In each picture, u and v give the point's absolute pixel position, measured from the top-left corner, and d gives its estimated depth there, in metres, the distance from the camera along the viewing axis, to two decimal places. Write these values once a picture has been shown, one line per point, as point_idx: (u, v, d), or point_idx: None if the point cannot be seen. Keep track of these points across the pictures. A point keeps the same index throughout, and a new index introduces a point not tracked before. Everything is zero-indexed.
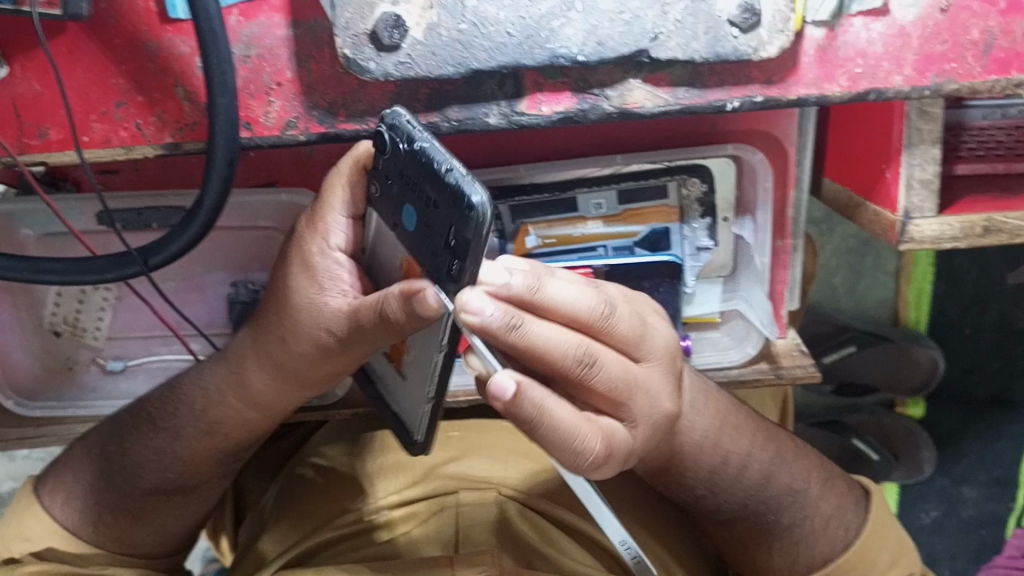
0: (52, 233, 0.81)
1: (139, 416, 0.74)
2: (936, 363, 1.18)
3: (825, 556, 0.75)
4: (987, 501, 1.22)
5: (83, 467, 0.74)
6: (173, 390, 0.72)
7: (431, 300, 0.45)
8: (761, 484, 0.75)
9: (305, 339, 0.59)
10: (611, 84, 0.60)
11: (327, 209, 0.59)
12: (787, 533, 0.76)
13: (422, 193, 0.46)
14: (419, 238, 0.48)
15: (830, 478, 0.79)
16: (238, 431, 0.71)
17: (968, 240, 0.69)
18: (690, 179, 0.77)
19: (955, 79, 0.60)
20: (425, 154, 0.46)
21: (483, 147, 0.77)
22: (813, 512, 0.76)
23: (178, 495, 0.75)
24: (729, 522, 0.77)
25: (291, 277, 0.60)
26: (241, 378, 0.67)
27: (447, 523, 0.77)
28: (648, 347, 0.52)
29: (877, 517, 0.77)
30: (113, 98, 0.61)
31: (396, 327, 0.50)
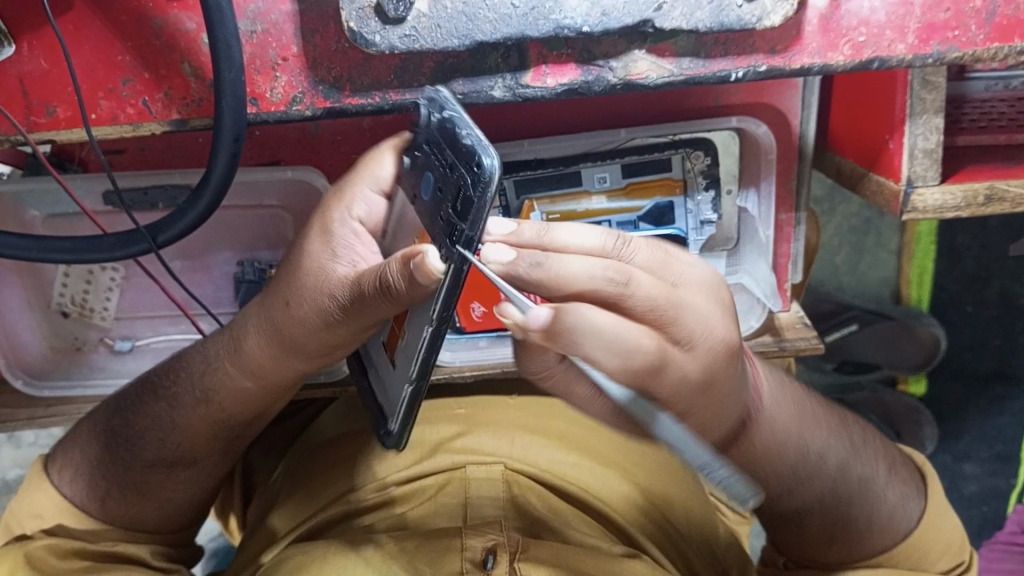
0: (59, 214, 0.82)
1: (144, 386, 0.75)
2: (938, 340, 1.17)
3: (884, 547, 0.74)
4: (988, 477, 1.24)
5: (88, 444, 0.75)
6: (179, 360, 0.74)
7: (428, 262, 0.44)
8: (835, 479, 0.73)
9: (308, 306, 0.59)
10: (615, 55, 0.60)
11: (358, 179, 0.62)
12: (857, 525, 0.73)
13: (444, 160, 0.49)
14: (432, 203, 0.50)
15: (894, 464, 0.77)
16: (233, 402, 0.71)
17: (971, 210, 0.69)
18: (694, 153, 0.78)
19: (957, 48, 0.60)
20: (452, 124, 0.49)
21: (489, 119, 0.78)
22: (880, 505, 0.73)
23: (180, 470, 0.75)
24: (800, 518, 0.73)
25: (307, 242, 0.62)
26: (243, 347, 0.67)
27: (457, 497, 0.77)
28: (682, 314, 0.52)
29: (936, 504, 0.76)
30: (120, 75, 0.62)
31: (395, 294, 0.49)
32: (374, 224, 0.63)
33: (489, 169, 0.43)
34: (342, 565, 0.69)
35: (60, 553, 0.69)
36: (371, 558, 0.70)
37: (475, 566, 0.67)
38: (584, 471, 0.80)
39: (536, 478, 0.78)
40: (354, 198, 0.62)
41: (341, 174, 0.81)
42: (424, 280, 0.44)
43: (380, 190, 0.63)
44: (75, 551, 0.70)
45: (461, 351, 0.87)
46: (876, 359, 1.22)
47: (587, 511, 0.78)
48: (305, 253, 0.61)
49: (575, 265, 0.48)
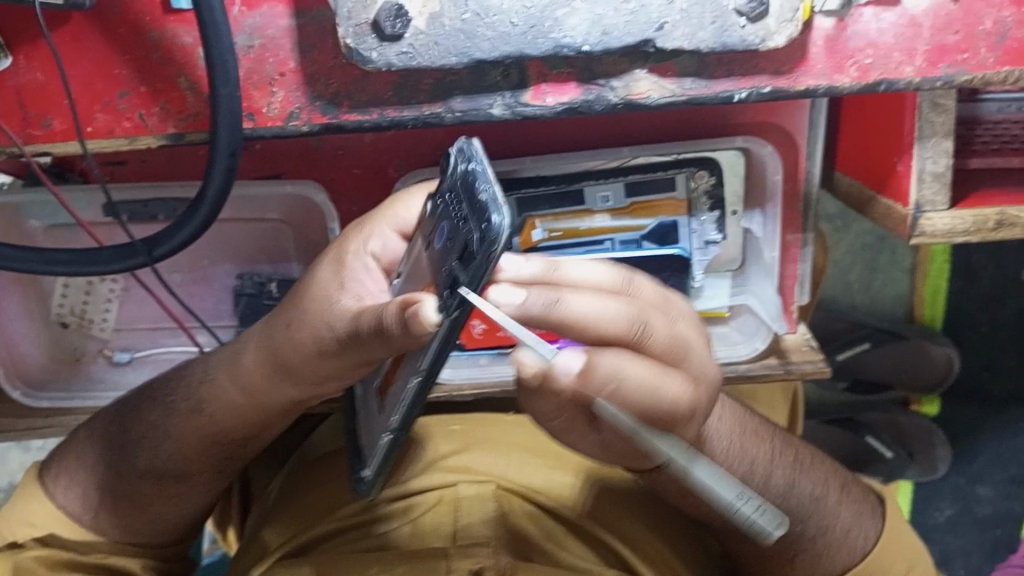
0: (60, 224, 0.81)
1: (144, 395, 0.75)
2: (951, 360, 1.16)
3: (845, 566, 0.70)
4: (1003, 500, 1.20)
5: (85, 450, 0.75)
6: (180, 371, 0.74)
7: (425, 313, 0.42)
8: (782, 496, 0.70)
9: (308, 332, 0.58)
10: (616, 75, 0.59)
11: (380, 217, 0.62)
12: (810, 542, 0.70)
13: (459, 211, 0.46)
14: (444, 255, 0.47)
15: (846, 484, 0.74)
16: (224, 416, 0.70)
17: (981, 235, 0.68)
18: (699, 171, 0.77)
19: (967, 71, 0.59)
20: (472, 173, 0.45)
21: (492, 136, 0.77)
22: (831, 521, 0.70)
23: (173, 483, 0.74)
24: (756, 541, 0.71)
25: (317, 270, 0.62)
26: (240, 361, 0.67)
27: (446, 516, 0.76)
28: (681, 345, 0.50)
29: (895, 523, 0.72)
30: (116, 88, 0.61)
31: (388, 337, 0.47)
32: (389, 260, 0.62)
33: (495, 232, 0.41)
34: None
35: (49, 564, 0.69)
36: None
37: None
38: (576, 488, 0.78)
39: (528, 498, 0.77)
40: (371, 233, 0.61)
41: (340, 189, 0.80)
42: (418, 328, 0.42)
43: (398, 230, 0.62)
44: (65, 563, 0.70)
45: (461, 369, 0.85)
46: (887, 379, 1.20)
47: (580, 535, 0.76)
48: (313, 278, 0.61)
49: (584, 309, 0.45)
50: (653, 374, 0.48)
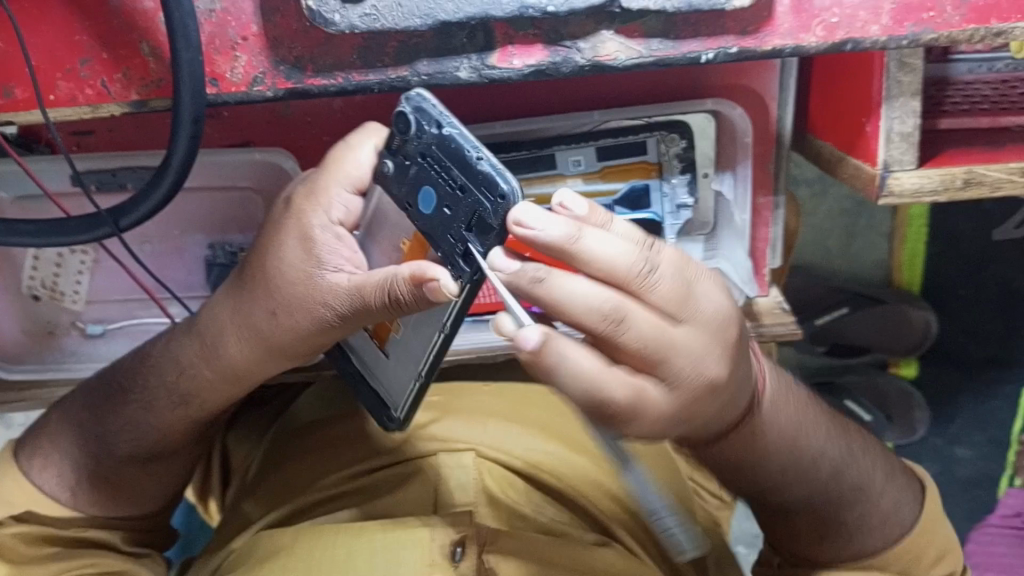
0: (27, 196, 0.80)
1: (110, 386, 0.71)
2: (930, 324, 1.18)
3: (874, 548, 0.71)
4: (982, 461, 1.20)
5: (60, 434, 0.72)
6: (143, 359, 0.70)
7: (442, 286, 0.45)
8: (833, 479, 0.69)
9: (300, 313, 0.57)
10: (583, 36, 0.59)
11: (332, 179, 0.56)
12: (848, 527, 0.71)
13: (443, 175, 0.49)
14: (432, 220, 0.49)
15: (892, 471, 0.73)
16: (212, 401, 0.69)
17: (949, 194, 0.68)
18: (670, 135, 0.77)
19: (933, 29, 0.59)
20: (454, 140, 0.48)
21: (462, 101, 0.76)
22: (873, 508, 0.71)
23: (154, 463, 0.73)
24: (790, 512, 0.70)
25: (280, 246, 0.57)
26: (215, 347, 0.64)
27: (424, 487, 0.75)
28: (693, 309, 0.45)
29: (933, 512, 0.73)
30: (78, 54, 0.60)
31: (402, 307, 0.49)
32: (353, 223, 0.58)
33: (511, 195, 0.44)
34: (297, 556, 0.70)
35: (30, 540, 0.69)
36: (337, 550, 0.69)
37: (444, 560, 0.66)
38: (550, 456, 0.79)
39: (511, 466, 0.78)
40: (330, 202, 0.56)
41: (311, 155, 0.80)
42: (435, 297, 0.46)
43: (356, 188, 0.57)
44: (46, 537, 0.70)
45: None
46: (869, 342, 1.21)
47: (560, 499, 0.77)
48: (279, 256, 0.57)
49: (575, 288, 0.42)
50: (602, 373, 0.43)
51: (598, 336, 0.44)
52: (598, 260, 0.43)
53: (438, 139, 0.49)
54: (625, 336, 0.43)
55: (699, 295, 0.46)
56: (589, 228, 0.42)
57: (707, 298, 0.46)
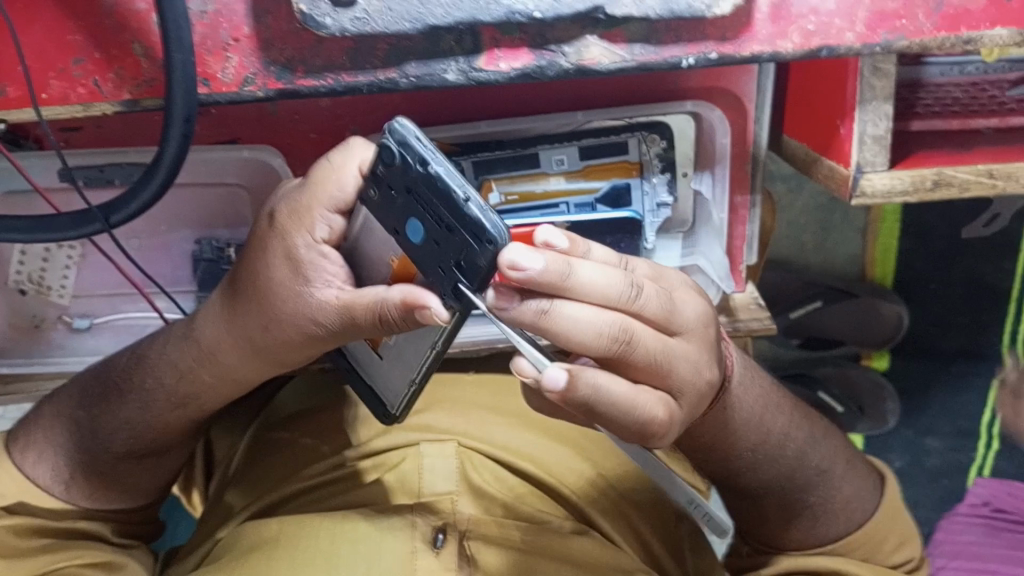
0: (15, 192, 0.80)
1: (107, 385, 0.72)
2: (901, 318, 1.20)
3: (838, 533, 0.74)
4: (951, 451, 1.25)
5: (55, 429, 0.73)
6: (140, 360, 0.71)
7: (432, 312, 0.47)
8: (796, 466, 0.71)
9: (289, 328, 0.58)
10: (568, 41, 0.61)
11: (314, 201, 0.56)
12: (811, 511, 0.73)
13: (431, 211, 0.48)
14: (424, 251, 0.49)
15: (852, 458, 0.76)
16: (211, 400, 0.70)
17: (919, 195, 0.71)
18: (650, 136, 0.79)
19: (904, 36, 0.61)
20: (439, 177, 0.47)
21: (446, 102, 0.79)
22: (835, 494, 0.73)
23: (151, 457, 0.74)
24: (758, 496, 0.73)
25: (267, 263, 0.58)
26: (213, 354, 0.65)
27: (406, 478, 0.77)
28: (679, 321, 0.52)
29: (892, 505, 0.75)
30: (70, 54, 0.61)
31: (395, 327, 0.51)
32: (338, 237, 0.57)
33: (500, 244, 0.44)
34: (280, 542, 0.71)
35: (20, 532, 0.69)
36: (319, 534, 0.71)
37: (427, 544, 0.69)
38: (531, 446, 0.81)
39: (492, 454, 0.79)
40: (314, 222, 0.56)
41: (299, 153, 0.81)
42: (427, 321, 0.48)
43: (337, 208, 0.56)
44: (36, 529, 0.70)
45: None
46: (840, 335, 1.23)
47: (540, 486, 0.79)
48: (268, 274, 0.57)
49: (579, 316, 0.46)
50: (632, 392, 0.49)
51: (610, 357, 0.49)
52: (588, 289, 0.46)
53: (422, 174, 0.48)
54: (636, 352, 0.49)
55: (681, 304, 0.53)
56: (579, 260, 0.46)
57: (689, 299, 0.54)
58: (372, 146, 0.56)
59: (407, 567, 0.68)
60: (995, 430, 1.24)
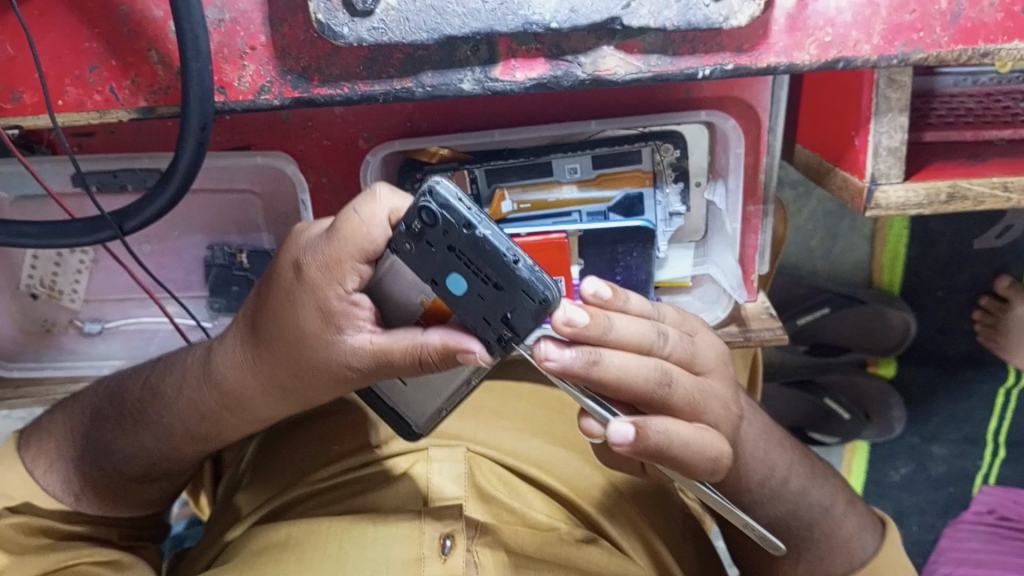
0: (27, 196, 0.81)
1: (121, 411, 0.71)
2: (908, 325, 1.19)
3: (844, 573, 0.71)
4: (956, 459, 1.27)
5: (67, 437, 0.73)
6: (152, 390, 0.69)
7: (479, 355, 0.51)
8: (795, 500, 0.71)
9: (321, 372, 0.56)
10: (584, 51, 0.60)
11: (343, 253, 0.53)
12: (815, 547, 0.72)
13: (478, 272, 0.50)
14: (461, 305, 0.52)
15: (852, 498, 0.76)
16: (223, 433, 0.68)
17: (934, 207, 0.71)
18: (664, 145, 0.79)
19: (921, 49, 0.61)
20: (486, 240, 0.49)
21: (460, 111, 0.79)
22: (838, 532, 0.72)
23: (165, 477, 0.74)
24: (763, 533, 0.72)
25: (295, 312, 0.55)
26: (231, 391, 0.63)
27: (412, 483, 0.75)
28: (702, 360, 0.59)
29: (892, 542, 0.73)
30: (86, 61, 0.61)
31: (434, 368, 0.54)
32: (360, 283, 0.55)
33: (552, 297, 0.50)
34: (288, 543, 0.71)
35: (29, 530, 0.69)
36: (322, 541, 0.70)
37: (434, 551, 0.67)
38: (540, 453, 0.81)
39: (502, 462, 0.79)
40: (342, 274, 0.54)
41: (312, 160, 0.81)
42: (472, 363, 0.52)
43: (363, 257, 0.53)
44: (44, 529, 0.70)
45: None
46: (846, 342, 1.22)
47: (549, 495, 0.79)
48: (295, 318, 0.55)
49: (624, 362, 0.52)
50: (694, 430, 0.54)
51: (652, 399, 0.54)
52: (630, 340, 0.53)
53: (466, 237, 0.50)
54: (676, 392, 0.55)
55: (702, 346, 0.60)
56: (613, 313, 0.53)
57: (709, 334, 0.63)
58: (397, 195, 0.54)
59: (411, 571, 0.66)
60: (1001, 437, 1.25)
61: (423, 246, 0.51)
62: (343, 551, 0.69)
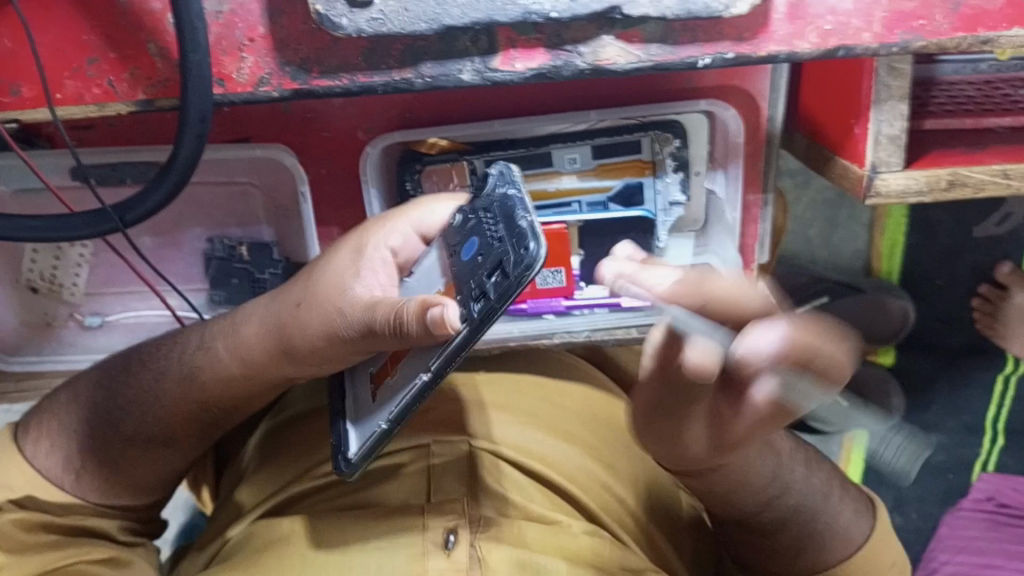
0: (27, 190, 0.80)
1: (131, 360, 0.73)
2: (907, 312, 1.19)
3: (841, 556, 0.71)
4: (955, 447, 1.25)
5: (69, 412, 0.72)
6: (173, 339, 0.74)
7: (447, 318, 0.50)
8: (796, 484, 0.70)
9: (315, 320, 0.61)
10: (584, 41, 0.60)
11: (404, 215, 0.65)
12: (816, 537, 0.71)
13: (495, 229, 0.54)
14: (467, 267, 0.55)
15: (846, 481, 0.76)
16: (216, 387, 0.69)
17: (933, 194, 0.71)
18: (664, 135, 0.79)
19: (922, 37, 0.61)
20: (511, 199, 0.54)
21: (460, 102, 0.79)
22: (837, 518, 0.71)
23: (158, 448, 0.72)
24: (775, 530, 0.71)
25: (336, 257, 0.65)
26: (239, 336, 0.68)
27: (416, 478, 0.73)
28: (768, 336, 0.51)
29: (886, 527, 0.73)
30: (85, 55, 0.61)
31: (406, 336, 0.53)
32: (406, 257, 0.65)
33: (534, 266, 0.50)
34: (296, 543, 0.70)
35: (27, 526, 0.68)
36: (324, 545, 0.69)
37: (436, 546, 0.67)
38: (539, 447, 0.78)
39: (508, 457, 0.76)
40: (393, 229, 0.65)
41: (311, 153, 0.82)
42: (435, 328, 0.50)
43: (420, 231, 0.66)
44: (43, 524, 0.69)
45: None
46: None
47: (555, 488, 0.76)
48: (330, 264, 0.65)
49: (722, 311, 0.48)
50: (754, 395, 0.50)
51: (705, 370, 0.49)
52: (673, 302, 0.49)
53: (500, 196, 0.55)
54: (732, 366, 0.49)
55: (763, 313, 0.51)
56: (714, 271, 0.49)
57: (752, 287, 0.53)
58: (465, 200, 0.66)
59: (417, 568, 0.66)
60: (1000, 424, 1.25)
61: (468, 217, 0.59)
62: (350, 552, 0.68)
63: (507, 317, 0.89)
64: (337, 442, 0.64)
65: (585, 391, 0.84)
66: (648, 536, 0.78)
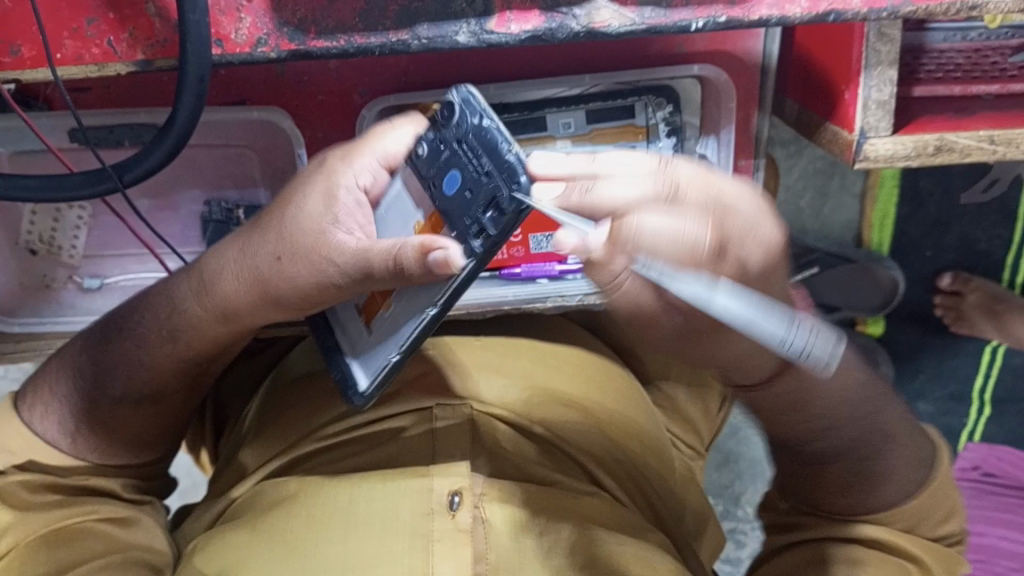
0: (26, 151, 0.81)
1: (107, 327, 0.73)
2: (897, 283, 1.20)
3: (890, 501, 0.69)
4: (941, 416, 1.27)
5: (58, 378, 0.73)
6: (141, 301, 0.72)
7: (453, 258, 0.54)
8: (860, 426, 0.65)
9: (303, 267, 0.62)
10: (578, 3, 0.61)
11: (367, 149, 0.65)
12: (869, 481, 0.69)
13: (478, 166, 0.59)
14: (455, 201, 0.60)
15: (912, 426, 0.69)
16: (202, 341, 0.69)
17: (921, 159, 0.72)
18: (656, 99, 0.82)
19: (912, 2, 0.62)
20: (489, 133, 0.58)
21: (455, 66, 0.80)
22: (893, 463, 0.68)
23: (149, 404, 0.73)
24: (820, 462, 0.69)
25: (303, 196, 0.64)
26: (214, 289, 0.66)
27: (420, 437, 0.73)
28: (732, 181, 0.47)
29: (946, 474, 0.71)
30: (84, 14, 0.62)
31: (407, 277, 0.57)
32: (376, 193, 0.66)
33: (527, 204, 0.55)
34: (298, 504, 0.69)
35: (32, 488, 0.69)
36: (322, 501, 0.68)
37: (441, 508, 0.64)
38: (549, 413, 0.77)
39: (521, 428, 0.76)
40: (359, 168, 0.65)
41: (309, 114, 0.82)
42: (441, 268, 0.55)
43: (385, 165, 0.66)
44: (48, 485, 0.70)
45: None
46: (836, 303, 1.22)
47: (562, 448, 0.75)
48: (300, 208, 0.63)
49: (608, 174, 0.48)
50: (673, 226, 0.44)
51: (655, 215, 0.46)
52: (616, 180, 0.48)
53: (478, 132, 0.59)
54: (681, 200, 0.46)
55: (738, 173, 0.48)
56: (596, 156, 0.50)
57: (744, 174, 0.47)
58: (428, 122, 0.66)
59: (421, 529, 0.64)
60: (986, 395, 1.26)
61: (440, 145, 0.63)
62: (349, 510, 0.67)
63: (500, 282, 0.92)
64: (343, 378, 0.68)
65: (582, 356, 0.85)
66: (648, 495, 0.78)
